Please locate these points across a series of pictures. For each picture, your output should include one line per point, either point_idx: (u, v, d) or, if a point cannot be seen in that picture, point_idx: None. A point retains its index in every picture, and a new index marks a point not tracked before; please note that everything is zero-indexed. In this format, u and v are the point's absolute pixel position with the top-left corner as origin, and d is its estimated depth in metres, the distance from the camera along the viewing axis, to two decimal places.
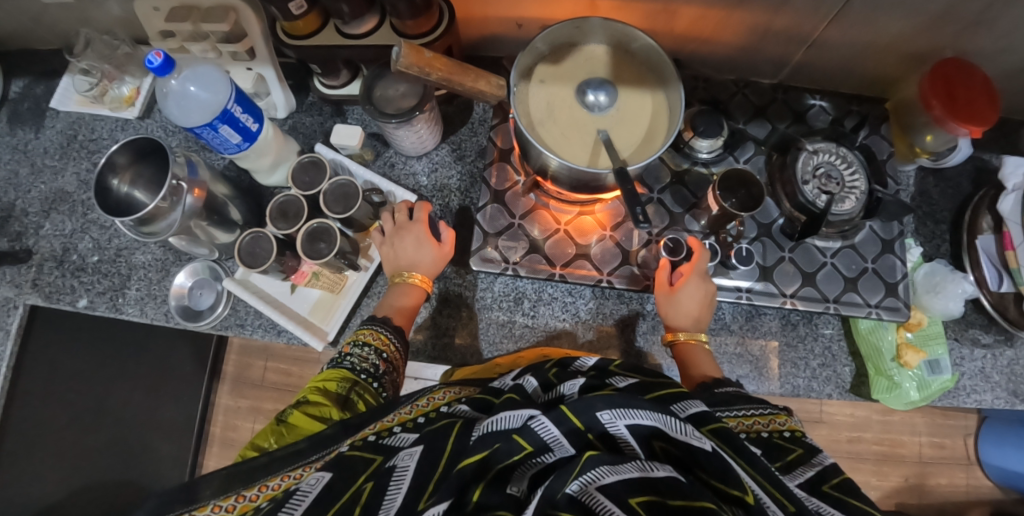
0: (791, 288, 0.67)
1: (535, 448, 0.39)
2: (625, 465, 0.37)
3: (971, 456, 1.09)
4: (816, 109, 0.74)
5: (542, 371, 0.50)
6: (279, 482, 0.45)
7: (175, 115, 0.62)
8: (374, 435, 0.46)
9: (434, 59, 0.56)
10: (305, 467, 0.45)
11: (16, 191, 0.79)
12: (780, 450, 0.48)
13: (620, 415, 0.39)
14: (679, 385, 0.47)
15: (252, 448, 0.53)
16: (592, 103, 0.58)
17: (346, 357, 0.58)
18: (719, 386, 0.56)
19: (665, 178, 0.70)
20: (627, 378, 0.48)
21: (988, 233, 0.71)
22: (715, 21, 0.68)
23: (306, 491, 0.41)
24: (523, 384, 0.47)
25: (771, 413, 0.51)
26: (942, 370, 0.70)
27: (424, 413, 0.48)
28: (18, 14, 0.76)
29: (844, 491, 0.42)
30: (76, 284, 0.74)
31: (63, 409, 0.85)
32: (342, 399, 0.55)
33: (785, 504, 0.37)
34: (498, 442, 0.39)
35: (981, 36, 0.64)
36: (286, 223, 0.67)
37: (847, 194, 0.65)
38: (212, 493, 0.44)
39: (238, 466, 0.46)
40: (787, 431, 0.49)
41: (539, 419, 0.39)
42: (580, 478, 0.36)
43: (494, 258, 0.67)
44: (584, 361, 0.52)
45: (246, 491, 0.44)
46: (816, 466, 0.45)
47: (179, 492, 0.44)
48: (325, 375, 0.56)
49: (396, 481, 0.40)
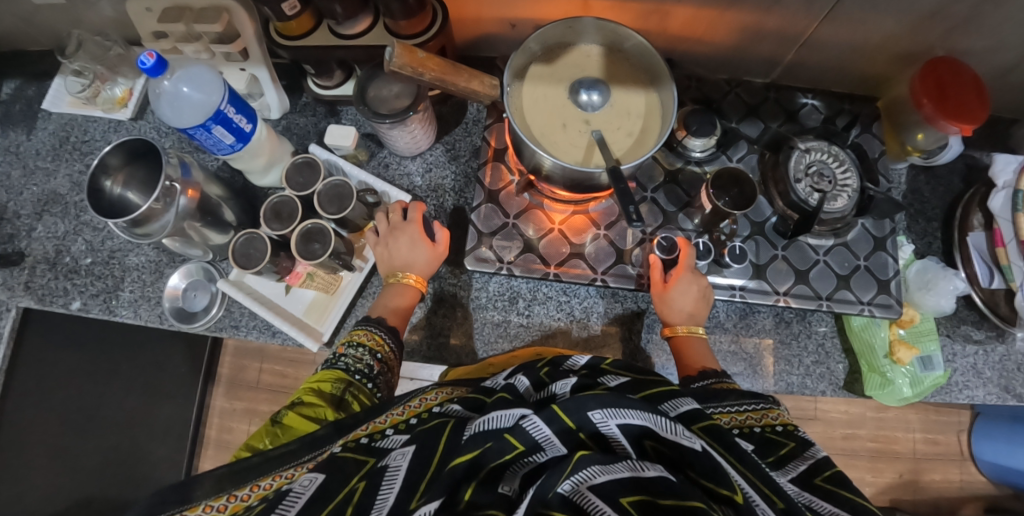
0: (785, 286, 0.68)
1: (526, 447, 0.39)
2: (617, 465, 0.37)
3: (965, 451, 1.10)
4: (808, 108, 0.74)
5: (534, 370, 0.51)
6: (270, 483, 0.45)
7: (169, 115, 0.62)
8: (367, 437, 0.46)
9: (427, 59, 0.56)
10: (297, 467, 0.46)
11: (9, 193, 0.78)
12: (774, 444, 0.48)
13: (611, 415, 0.39)
14: (670, 383, 0.47)
15: (245, 449, 0.53)
16: (585, 103, 0.58)
17: (340, 358, 0.58)
18: (699, 380, 0.58)
19: (658, 177, 0.71)
20: (618, 377, 0.49)
21: (979, 231, 0.72)
22: (708, 21, 0.68)
23: (299, 492, 0.41)
24: (515, 383, 0.48)
25: (764, 408, 0.52)
26: (934, 366, 0.70)
27: (416, 415, 0.48)
28: (10, 16, 0.76)
29: (836, 483, 0.42)
30: (69, 287, 0.74)
31: (58, 412, 0.84)
32: (336, 399, 0.55)
33: (775, 501, 0.37)
34: (489, 441, 0.39)
35: (970, 35, 0.65)
36: (280, 223, 0.67)
37: (839, 192, 0.66)
38: (205, 493, 0.44)
39: (236, 464, 0.46)
40: (778, 425, 0.50)
41: (531, 418, 0.39)
42: (572, 477, 0.36)
43: (489, 258, 0.67)
44: (574, 360, 0.52)
45: (238, 491, 0.45)
46: (809, 459, 0.46)
47: (173, 492, 0.44)
48: (320, 376, 0.56)
49: (388, 480, 0.40)
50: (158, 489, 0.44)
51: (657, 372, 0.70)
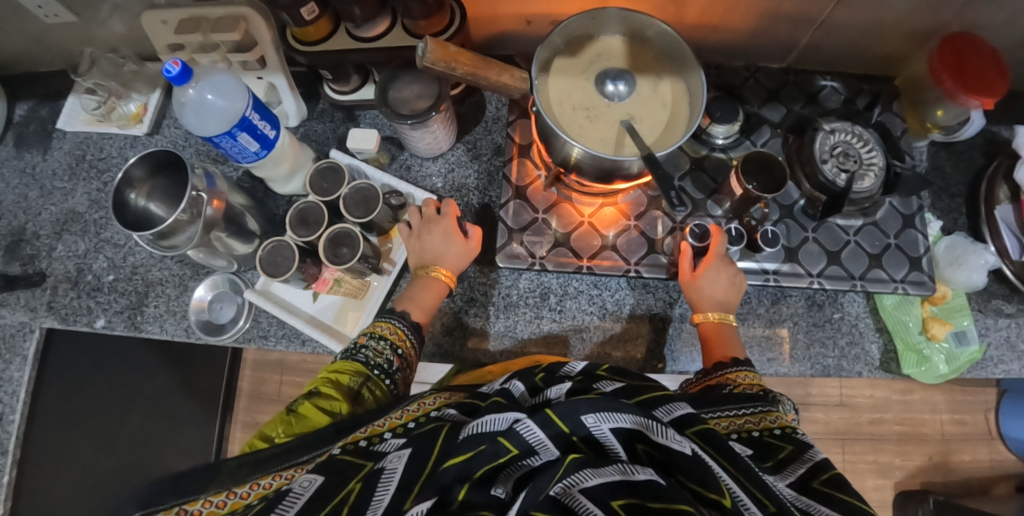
0: (817, 267, 0.67)
1: (520, 451, 0.38)
2: (608, 468, 0.36)
3: (993, 430, 1.09)
4: (828, 90, 0.75)
5: (529, 375, 0.49)
6: (271, 481, 0.43)
7: (193, 125, 0.61)
8: (365, 440, 0.44)
9: (459, 54, 0.56)
10: (297, 468, 0.44)
11: (27, 214, 0.77)
12: (771, 449, 0.47)
13: (604, 419, 0.39)
14: (664, 388, 0.46)
15: (259, 439, 0.51)
16: (612, 93, 0.58)
17: (361, 349, 0.57)
18: (722, 368, 0.58)
19: (684, 166, 0.70)
20: (614, 382, 0.47)
21: (1006, 204, 0.72)
22: (724, 8, 0.68)
23: (299, 493, 0.39)
24: (510, 388, 0.47)
25: (761, 411, 0.51)
26: (969, 341, 0.70)
27: (415, 419, 0.46)
28: (21, 36, 0.76)
29: (834, 486, 0.42)
30: (93, 305, 0.73)
31: (77, 435, 0.82)
32: (353, 392, 0.53)
33: (766, 505, 0.36)
34: (483, 444, 0.38)
35: (986, 9, 0.65)
36: (307, 230, 0.66)
37: (866, 171, 0.66)
38: (205, 487, 0.42)
39: (243, 457, 0.44)
40: (777, 428, 0.49)
41: (524, 421, 0.39)
42: (563, 481, 0.36)
43: (520, 254, 0.66)
44: (572, 366, 0.51)
45: (238, 488, 0.42)
46: (807, 462, 0.45)
47: (171, 483, 0.42)
48: (337, 367, 0.55)
49: (384, 481, 0.39)
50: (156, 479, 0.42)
51: (673, 368, 0.69)
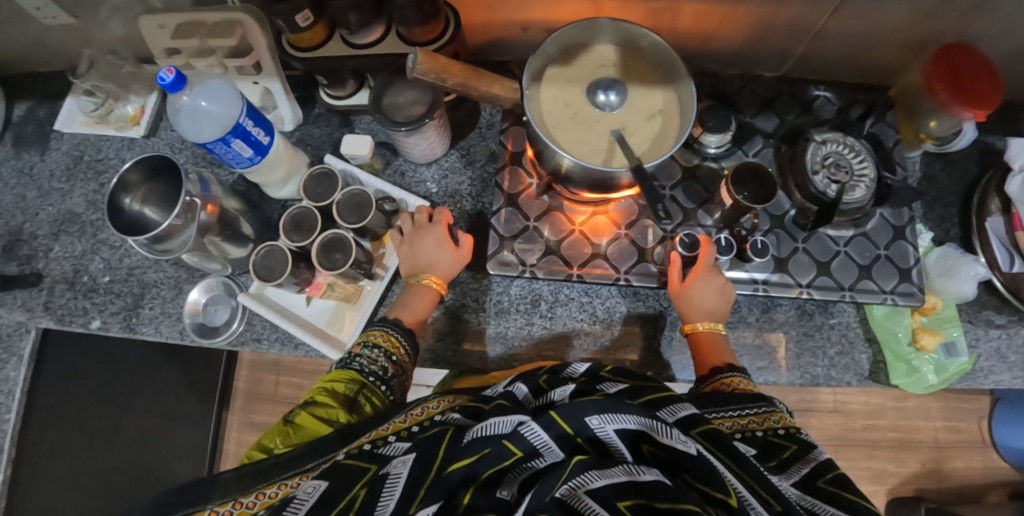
0: (807, 278, 0.68)
1: (525, 453, 0.38)
2: (614, 469, 0.36)
3: (986, 439, 1.10)
4: (821, 101, 0.74)
5: (533, 377, 0.50)
6: (276, 490, 0.43)
7: (188, 132, 0.61)
8: (369, 444, 0.45)
9: (450, 65, 0.56)
10: (302, 476, 0.44)
11: (24, 214, 0.78)
12: (775, 447, 0.48)
13: (608, 420, 0.39)
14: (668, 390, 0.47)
15: (257, 449, 0.51)
16: (603, 103, 0.58)
17: (355, 358, 0.57)
18: (721, 372, 0.58)
19: (676, 175, 0.71)
20: (617, 383, 0.48)
21: (998, 215, 0.72)
22: (720, 17, 0.69)
23: (304, 498, 0.40)
24: (513, 390, 0.48)
25: (766, 412, 0.52)
26: (959, 353, 0.70)
27: (419, 422, 0.47)
28: (20, 38, 0.76)
29: (839, 485, 0.42)
30: (89, 306, 0.73)
31: (74, 432, 0.83)
32: (349, 400, 0.54)
33: (772, 504, 0.36)
34: (489, 447, 0.38)
35: (981, 20, 0.65)
36: (300, 235, 0.66)
37: (857, 182, 0.66)
38: (212, 497, 0.42)
39: (244, 467, 0.45)
40: (781, 428, 0.50)
41: (529, 424, 0.39)
42: (569, 482, 0.35)
43: (511, 261, 0.67)
44: (574, 368, 0.52)
45: (243, 498, 0.43)
46: (811, 462, 0.45)
47: (178, 493, 0.43)
48: (334, 376, 0.56)
49: (388, 487, 0.39)
50: (163, 491, 0.43)
51: (664, 374, 0.70)
